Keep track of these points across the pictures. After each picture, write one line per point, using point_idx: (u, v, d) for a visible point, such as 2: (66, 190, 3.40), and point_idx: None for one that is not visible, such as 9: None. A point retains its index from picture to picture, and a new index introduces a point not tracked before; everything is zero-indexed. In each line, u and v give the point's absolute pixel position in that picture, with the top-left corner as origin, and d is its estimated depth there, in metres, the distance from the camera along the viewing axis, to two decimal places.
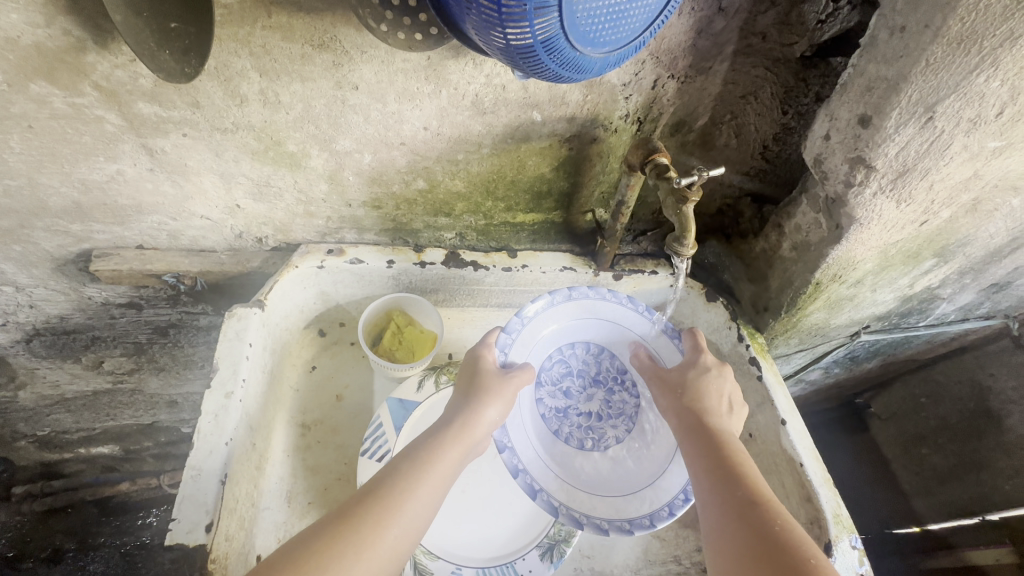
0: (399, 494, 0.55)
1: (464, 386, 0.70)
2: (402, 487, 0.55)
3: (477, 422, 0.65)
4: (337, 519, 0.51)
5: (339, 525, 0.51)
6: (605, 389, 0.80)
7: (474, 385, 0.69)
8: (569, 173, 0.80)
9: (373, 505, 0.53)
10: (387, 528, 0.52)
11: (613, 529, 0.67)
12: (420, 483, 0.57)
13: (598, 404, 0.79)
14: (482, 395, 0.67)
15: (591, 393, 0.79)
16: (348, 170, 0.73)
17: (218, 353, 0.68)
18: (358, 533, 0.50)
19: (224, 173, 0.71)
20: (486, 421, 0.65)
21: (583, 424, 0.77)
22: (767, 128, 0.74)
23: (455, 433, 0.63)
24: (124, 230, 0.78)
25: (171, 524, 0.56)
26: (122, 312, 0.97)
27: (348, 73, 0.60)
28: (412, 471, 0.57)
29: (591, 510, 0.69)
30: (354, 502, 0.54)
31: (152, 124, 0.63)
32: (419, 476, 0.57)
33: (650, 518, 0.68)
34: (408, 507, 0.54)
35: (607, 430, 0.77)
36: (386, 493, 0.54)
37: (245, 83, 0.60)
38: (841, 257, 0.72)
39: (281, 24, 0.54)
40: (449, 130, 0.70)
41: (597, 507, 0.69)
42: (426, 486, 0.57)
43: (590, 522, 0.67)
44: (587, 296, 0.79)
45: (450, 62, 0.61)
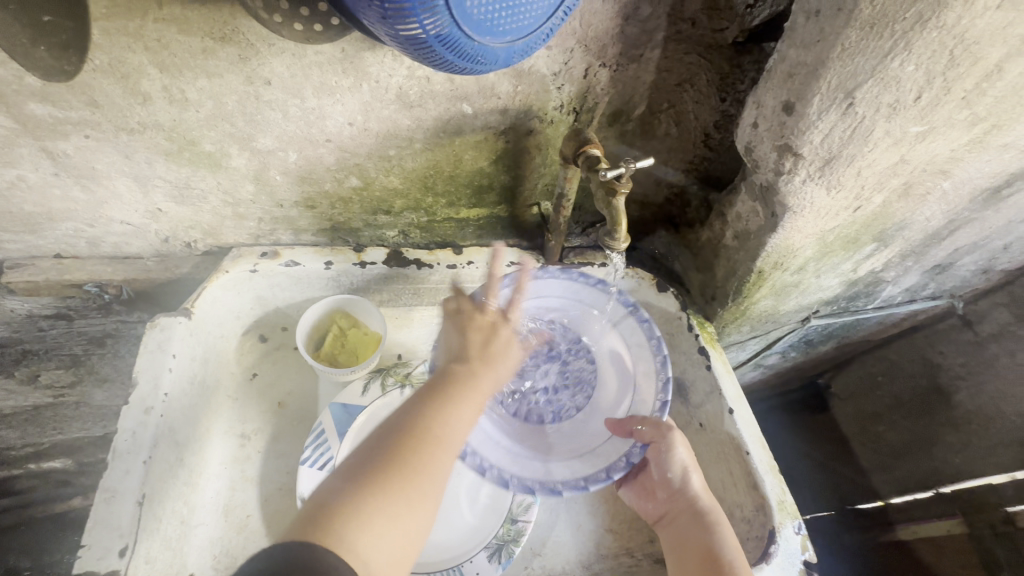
0: (430, 465, 0.54)
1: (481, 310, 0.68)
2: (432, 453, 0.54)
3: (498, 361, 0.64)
4: (373, 486, 0.50)
5: (376, 493, 0.50)
6: (559, 362, 0.77)
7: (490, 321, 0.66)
8: (508, 166, 0.78)
9: (406, 472, 0.52)
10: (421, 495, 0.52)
11: (565, 488, 0.65)
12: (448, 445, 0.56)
13: (556, 374, 0.77)
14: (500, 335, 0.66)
15: (546, 368, 0.76)
16: (274, 169, 0.70)
17: (136, 367, 0.65)
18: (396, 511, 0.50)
19: (138, 175, 0.67)
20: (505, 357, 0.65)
21: (544, 401, 0.75)
22: (706, 116, 0.73)
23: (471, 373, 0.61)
24: (38, 239, 0.74)
25: (81, 551, 0.54)
26: (51, 323, 0.92)
27: (257, 67, 0.57)
28: (445, 421, 0.56)
29: (526, 472, 0.67)
30: (387, 465, 0.52)
31: (49, 126, 0.58)
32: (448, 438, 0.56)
33: (606, 472, 0.67)
34: (439, 474, 0.54)
35: (567, 400, 0.75)
36: (420, 460, 0.53)
37: (145, 80, 0.56)
38: (780, 245, 0.71)
39: (174, 16, 0.51)
40: (376, 126, 0.67)
41: (551, 471, 0.68)
42: (455, 442, 0.56)
43: (540, 486, 0.65)
44: (539, 274, 0.77)
45: (368, 53, 0.58)
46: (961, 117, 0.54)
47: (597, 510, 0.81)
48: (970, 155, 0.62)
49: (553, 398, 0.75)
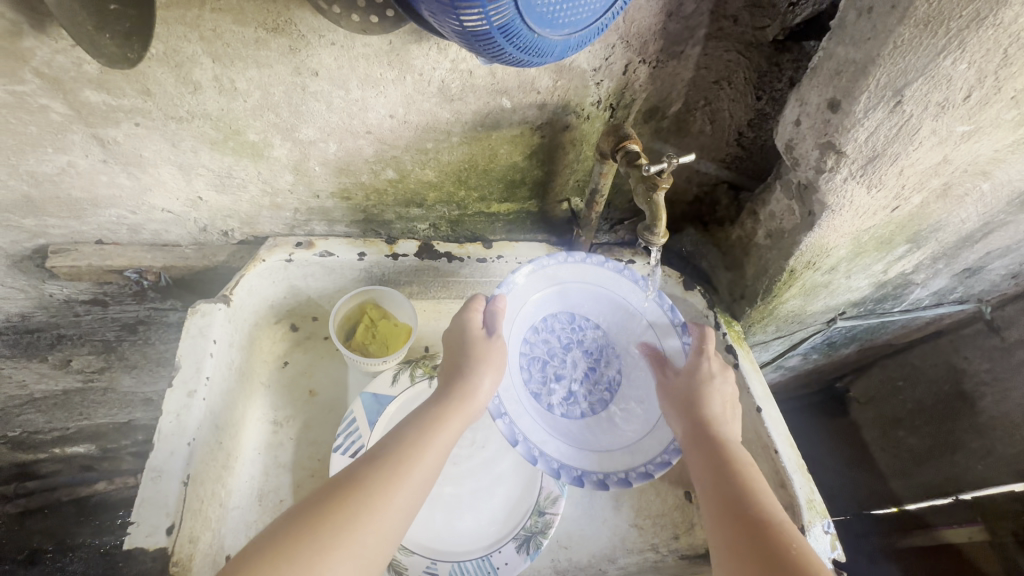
0: (375, 501, 0.51)
1: (455, 351, 0.69)
2: (385, 489, 0.52)
3: (465, 405, 0.63)
4: (305, 521, 0.48)
5: (308, 528, 0.48)
6: (577, 345, 0.79)
7: (459, 363, 0.67)
8: (542, 161, 0.78)
9: (349, 508, 0.50)
10: (356, 541, 0.48)
11: (655, 468, 0.70)
12: (402, 485, 0.53)
13: (583, 360, 0.79)
14: (470, 372, 0.65)
15: (573, 359, 0.79)
16: (314, 160, 0.71)
17: (179, 351, 0.66)
18: (321, 554, 0.46)
19: (182, 164, 0.68)
20: (475, 398, 0.64)
21: (590, 387, 0.78)
22: (741, 114, 0.73)
23: (435, 418, 0.61)
24: (82, 225, 0.75)
25: (130, 527, 0.56)
26: (86, 309, 0.94)
27: (306, 58, 0.58)
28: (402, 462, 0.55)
29: (614, 467, 0.71)
30: (331, 500, 0.50)
31: (102, 113, 0.60)
32: (404, 475, 0.54)
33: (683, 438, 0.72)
34: (387, 517, 0.51)
35: (606, 371, 0.79)
36: (365, 496, 0.51)
37: (198, 69, 0.57)
38: (814, 244, 0.71)
39: (231, 7, 0.52)
40: (416, 118, 0.68)
41: (634, 458, 0.72)
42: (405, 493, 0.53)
43: (635, 474, 0.70)
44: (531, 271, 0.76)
45: (413, 46, 0.59)
46: (1008, 117, 0.54)
47: (623, 505, 0.82)
48: (1012, 156, 0.62)
49: (594, 382, 0.78)
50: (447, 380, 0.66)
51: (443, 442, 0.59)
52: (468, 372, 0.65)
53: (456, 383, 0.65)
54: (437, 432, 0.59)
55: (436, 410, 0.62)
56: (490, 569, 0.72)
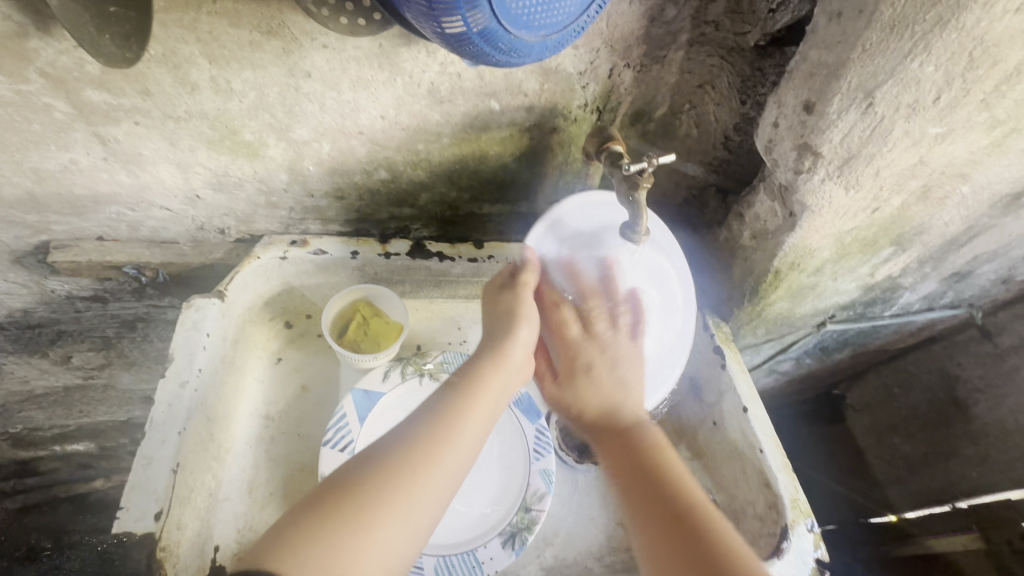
0: (420, 472, 0.53)
1: (490, 309, 0.69)
2: (431, 457, 0.54)
3: (502, 369, 0.63)
4: (339, 500, 0.50)
5: (341, 511, 0.49)
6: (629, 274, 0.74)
7: (498, 327, 0.66)
8: (531, 163, 0.80)
9: (395, 481, 0.52)
10: (404, 507, 0.51)
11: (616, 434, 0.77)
12: (450, 446, 0.56)
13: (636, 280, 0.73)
14: (506, 329, 0.65)
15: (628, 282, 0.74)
16: (308, 160, 0.73)
17: (173, 343, 0.68)
18: (371, 521, 0.49)
19: (180, 162, 0.70)
20: (515, 356, 0.65)
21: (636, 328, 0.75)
22: (726, 118, 0.75)
23: (474, 384, 0.61)
24: (83, 222, 0.77)
25: (119, 513, 0.58)
26: (87, 306, 0.96)
27: (299, 61, 0.60)
28: (417, 464, 0.53)
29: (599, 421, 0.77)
30: (347, 488, 0.51)
31: (103, 112, 0.62)
32: (450, 438, 0.56)
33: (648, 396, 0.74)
34: (430, 489, 0.53)
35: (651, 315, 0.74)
36: (371, 494, 0.50)
37: (195, 70, 0.59)
38: (798, 245, 0.72)
39: (227, 10, 0.54)
40: (407, 119, 0.70)
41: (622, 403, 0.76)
42: (420, 490, 0.52)
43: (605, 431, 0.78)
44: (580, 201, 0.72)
45: (403, 49, 0.61)
46: (981, 119, 0.55)
47: (609, 504, 0.82)
48: (990, 158, 0.63)
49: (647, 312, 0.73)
50: (486, 343, 0.65)
51: (484, 405, 0.61)
52: (505, 327, 0.65)
53: (491, 346, 0.65)
54: (457, 429, 0.57)
55: (473, 374, 0.62)
56: (475, 563, 0.73)
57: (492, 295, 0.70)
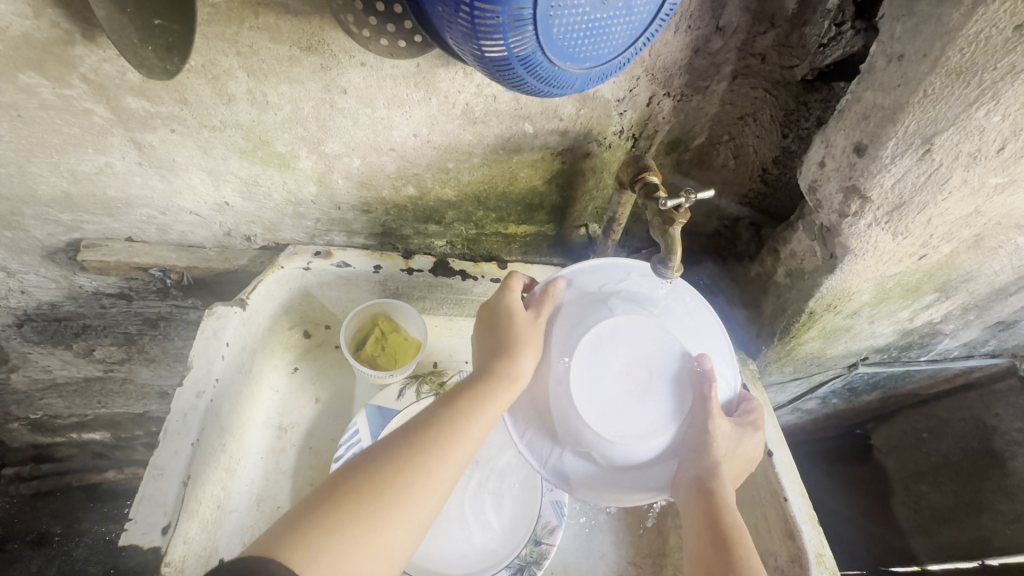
0: (427, 474, 0.51)
1: (494, 318, 0.63)
2: (436, 460, 0.52)
3: (516, 382, 0.58)
4: (345, 491, 0.48)
5: (350, 498, 0.48)
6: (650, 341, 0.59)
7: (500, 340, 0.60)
8: (561, 187, 0.79)
9: (403, 478, 0.50)
10: (414, 506, 0.49)
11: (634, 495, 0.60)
12: (456, 451, 0.53)
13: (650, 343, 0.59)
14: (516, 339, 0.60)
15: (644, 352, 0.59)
16: (337, 173, 0.73)
17: (192, 351, 0.68)
18: (378, 518, 0.47)
19: (212, 170, 0.70)
20: (531, 368, 0.60)
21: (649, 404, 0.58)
22: (765, 151, 0.72)
23: (485, 391, 0.57)
24: (114, 222, 0.78)
25: (128, 525, 0.58)
26: (112, 302, 0.96)
27: (336, 76, 0.60)
28: (429, 465, 0.51)
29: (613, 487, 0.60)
30: (362, 475, 0.49)
31: (141, 119, 0.62)
32: (454, 446, 0.53)
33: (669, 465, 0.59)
34: (437, 492, 0.51)
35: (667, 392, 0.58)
36: (383, 486, 0.49)
37: (233, 82, 0.59)
38: (835, 287, 0.69)
39: (268, 25, 0.54)
40: (440, 138, 0.69)
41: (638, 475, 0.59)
42: (427, 488, 0.50)
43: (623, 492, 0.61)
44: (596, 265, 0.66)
45: (441, 69, 0.60)
46: None
47: (620, 541, 0.79)
48: None
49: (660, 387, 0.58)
50: (491, 350, 0.61)
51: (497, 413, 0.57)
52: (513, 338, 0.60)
53: (500, 352, 0.59)
54: (463, 433, 0.54)
55: (478, 378, 0.58)
56: None
57: (491, 318, 0.63)
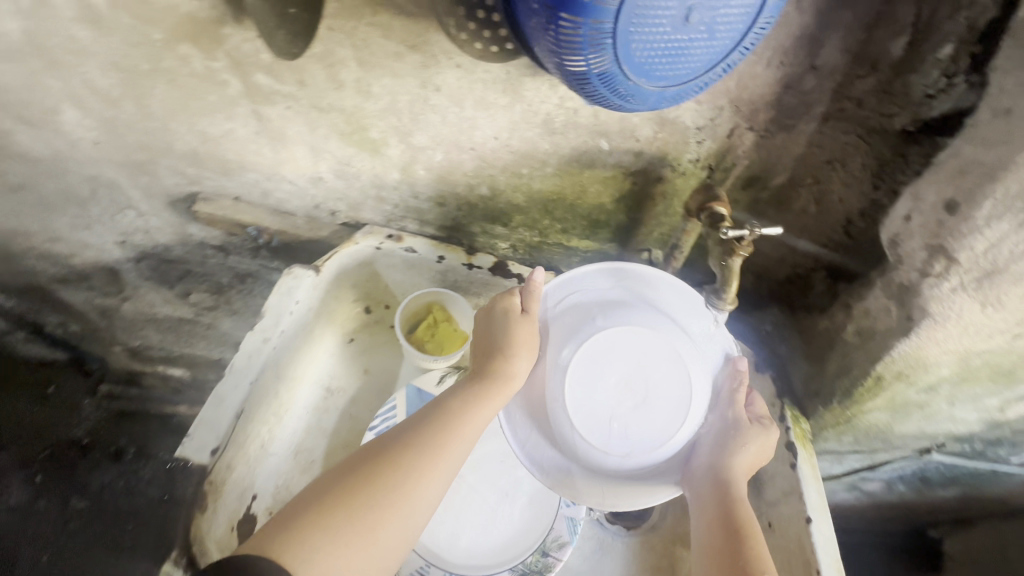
0: (423, 469, 0.55)
1: (486, 321, 0.65)
2: (428, 462, 0.56)
3: (508, 387, 0.61)
4: (336, 491, 0.53)
5: (345, 499, 0.52)
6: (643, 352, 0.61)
7: (493, 345, 0.63)
8: (628, 207, 0.80)
9: (395, 482, 0.54)
10: (407, 505, 0.53)
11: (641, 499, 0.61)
12: (449, 451, 0.57)
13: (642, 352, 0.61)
14: (506, 346, 0.62)
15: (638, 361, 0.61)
16: (420, 164, 0.78)
17: (268, 302, 0.76)
18: (371, 521, 0.51)
19: (314, 146, 0.78)
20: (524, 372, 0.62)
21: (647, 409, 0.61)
22: (853, 201, 0.68)
23: (474, 397, 0.60)
24: (228, 182, 0.89)
25: (185, 440, 0.66)
26: (213, 254, 1.09)
27: (433, 75, 0.65)
28: (420, 468, 0.55)
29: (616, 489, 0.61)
30: (357, 478, 0.54)
31: (264, 94, 0.72)
32: (446, 447, 0.57)
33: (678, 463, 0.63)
34: (429, 492, 0.55)
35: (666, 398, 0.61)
36: (375, 489, 0.53)
37: (344, 71, 0.66)
38: (908, 355, 0.65)
39: (382, 22, 0.60)
40: (518, 144, 0.73)
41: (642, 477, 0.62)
42: (419, 488, 0.54)
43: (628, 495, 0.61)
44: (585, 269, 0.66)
45: (528, 79, 0.64)
46: None
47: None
48: None
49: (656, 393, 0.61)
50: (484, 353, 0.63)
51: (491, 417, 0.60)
52: (505, 344, 0.62)
53: (492, 356, 0.62)
54: (456, 433, 0.58)
55: (471, 382, 0.62)
56: None
57: (490, 316, 0.65)
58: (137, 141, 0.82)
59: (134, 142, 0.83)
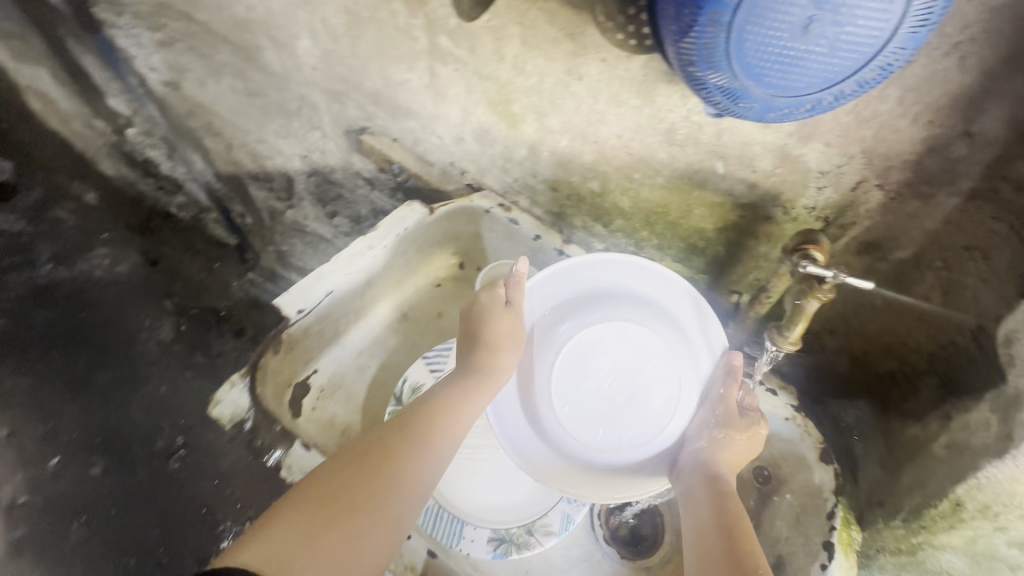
0: (407, 474, 0.66)
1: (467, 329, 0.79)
2: (412, 471, 0.66)
3: (491, 384, 0.76)
4: (325, 497, 0.61)
5: (337, 505, 0.61)
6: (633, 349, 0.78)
7: (477, 341, 0.77)
8: (728, 241, 0.80)
9: (382, 486, 0.64)
10: (394, 506, 0.64)
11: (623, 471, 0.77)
12: (431, 455, 0.68)
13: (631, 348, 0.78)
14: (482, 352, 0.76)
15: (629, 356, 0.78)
16: (547, 146, 0.86)
17: (384, 220, 0.88)
18: (361, 524, 0.60)
19: (465, 108, 0.90)
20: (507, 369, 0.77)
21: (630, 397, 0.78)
22: (989, 303, 0.59)
23: (454, 402, 0.73)
24: (392, 124, 1.06)
25: (285, 296, 0.82)
26: (362, 186, 1.28)
27: (580, 64, 0.72)
28: (406, 474, 0.66)
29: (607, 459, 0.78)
30: (347, 486, 0.62)
31: (441, 54, 0.85)
32: (429, 451, 0.68)
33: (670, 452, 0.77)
34: (415, 493, 0.65)
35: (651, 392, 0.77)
36: (364, 498, 0.62)
37: (508, 46, 0.76)
38: (1000, 484, 0.59)
39: (549, 8, 0.68)
40: (637, 147, 0.77)
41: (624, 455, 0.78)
42: (406, 492, 0.65)
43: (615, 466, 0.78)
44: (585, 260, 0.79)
45: (662, 85, 0.68)
46: None
47: None
48: None
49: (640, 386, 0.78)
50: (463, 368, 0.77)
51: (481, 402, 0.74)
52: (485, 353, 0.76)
53: (473, 366, 0.76)
54: (438, 442, 0.70)
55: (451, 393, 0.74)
56: (457, 533, 0.79)
57: (480, 313, 0.78)
58: (340, 74, 1.02)
59: (338, 75, 1.02)
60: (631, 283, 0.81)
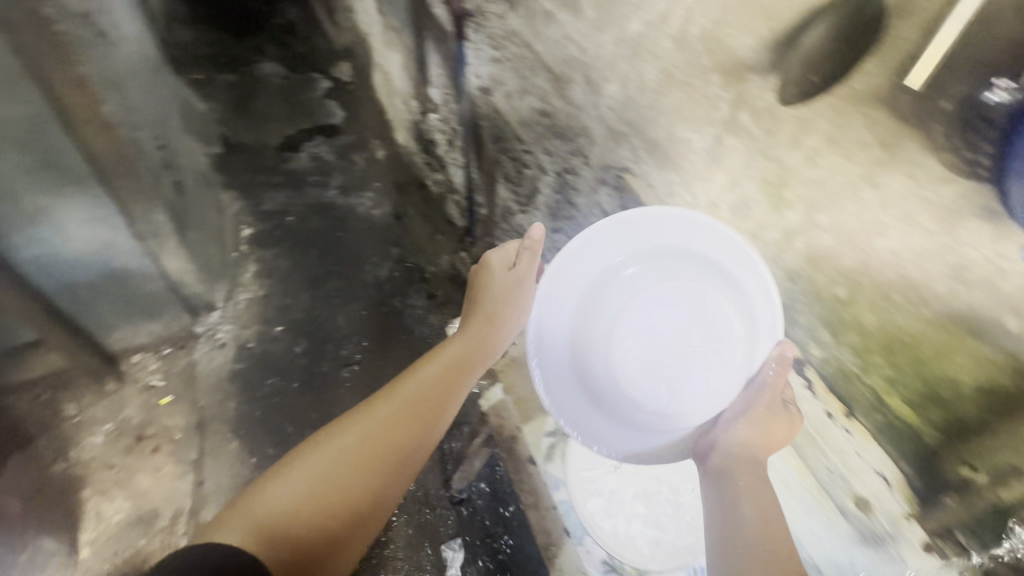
0: (381, 484, 0.87)
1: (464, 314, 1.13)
2: (389, 476, 0.88)
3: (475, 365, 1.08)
4: (320, 492, 0.81)
5: (329, 497, 0.81)
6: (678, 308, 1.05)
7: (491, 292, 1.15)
8: (983, 403, 0.75)
9: (363, 495, 0.84)
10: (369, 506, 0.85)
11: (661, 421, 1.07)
12: (406, 469, 0.91)
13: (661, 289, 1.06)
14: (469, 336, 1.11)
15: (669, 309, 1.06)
16: (806, 239, 0.88)
17: None
18: (342, 525, 0.81)
19: (732, 180, 0.96)
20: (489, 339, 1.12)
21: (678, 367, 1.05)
22: None
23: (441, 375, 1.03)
24: (643, 173, 1.15)
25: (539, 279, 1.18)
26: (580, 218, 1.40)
27: (883, 174, 0.73)
28: (382, 486, 0.87)
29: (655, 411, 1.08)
30: (337, 486, 0.83)
31: (734, 128, 0.90)
32: (411, 456, 0.91)
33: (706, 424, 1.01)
34: (384, 497, 0.88)
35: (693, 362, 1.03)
36: (342, 506, 0.82)
37: (812, 138, 0.79)
38: None
39: (874, 114, 0.71)
40: (911, 271, 0.75)
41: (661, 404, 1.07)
42: (385, 482, 0.87)
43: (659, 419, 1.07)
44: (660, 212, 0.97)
45: (972, 217, 0.67)
46: None
47: None
48: None
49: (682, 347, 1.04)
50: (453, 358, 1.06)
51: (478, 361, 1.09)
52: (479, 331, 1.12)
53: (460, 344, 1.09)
54: (420, 441, 0.92)
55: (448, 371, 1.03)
56: None
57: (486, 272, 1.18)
58: (618, 120, 1.13)
59: (616, 120, 1.14)
60: (691, 240, 0.99)
